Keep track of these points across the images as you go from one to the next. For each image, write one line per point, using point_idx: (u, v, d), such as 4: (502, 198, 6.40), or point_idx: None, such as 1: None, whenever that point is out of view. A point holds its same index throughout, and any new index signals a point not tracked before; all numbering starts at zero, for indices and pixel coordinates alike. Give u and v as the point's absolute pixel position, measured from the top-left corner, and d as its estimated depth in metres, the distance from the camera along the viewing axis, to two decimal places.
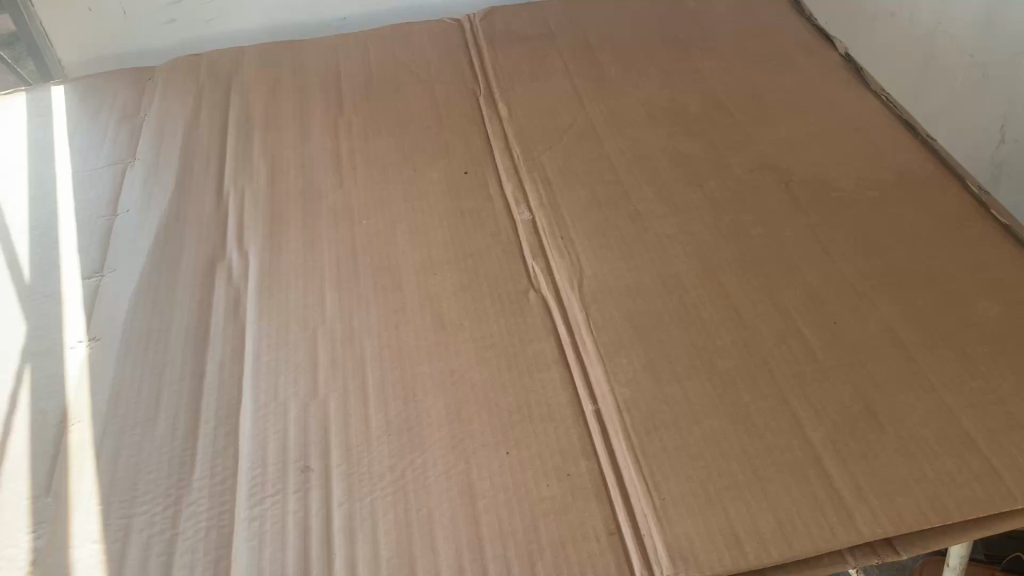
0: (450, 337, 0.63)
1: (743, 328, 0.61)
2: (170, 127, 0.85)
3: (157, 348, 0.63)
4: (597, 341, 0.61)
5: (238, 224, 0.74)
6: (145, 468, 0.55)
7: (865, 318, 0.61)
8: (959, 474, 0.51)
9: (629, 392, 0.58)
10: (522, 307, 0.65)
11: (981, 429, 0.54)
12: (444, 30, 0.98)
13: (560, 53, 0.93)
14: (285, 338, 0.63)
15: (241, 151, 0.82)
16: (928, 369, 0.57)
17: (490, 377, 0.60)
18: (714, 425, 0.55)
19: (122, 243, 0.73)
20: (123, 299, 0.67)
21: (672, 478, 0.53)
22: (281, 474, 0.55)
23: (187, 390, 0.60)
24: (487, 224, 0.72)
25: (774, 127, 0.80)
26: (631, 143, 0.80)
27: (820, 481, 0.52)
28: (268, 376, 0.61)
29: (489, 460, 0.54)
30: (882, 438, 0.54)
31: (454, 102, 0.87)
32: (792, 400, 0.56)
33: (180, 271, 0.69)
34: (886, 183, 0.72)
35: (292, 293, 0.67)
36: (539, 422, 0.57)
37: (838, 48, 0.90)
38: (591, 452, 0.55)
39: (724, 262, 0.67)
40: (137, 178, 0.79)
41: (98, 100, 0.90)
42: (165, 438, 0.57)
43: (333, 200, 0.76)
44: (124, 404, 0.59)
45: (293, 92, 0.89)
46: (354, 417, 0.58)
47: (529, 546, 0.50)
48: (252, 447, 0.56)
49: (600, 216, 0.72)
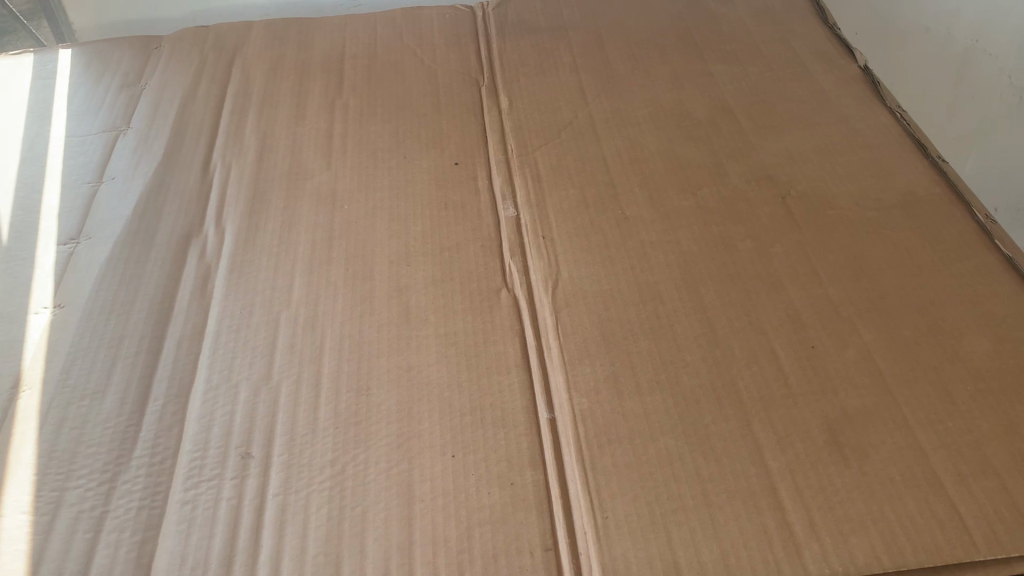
0: (413, 331, 0.61)
1: (716, 345, 0.59)
2: (167, 98, 0.85)
3: (118, 319, 0.62)
4: (563, 347, 0.59)
5: (219, 200, 0.73)
6: (87, 441, 0.54)
7: (845, 344, 0.58)
8: (921, 517, 0.49)
9: (587, 403, 0.56)
10: (492, 306, 0.63)
11: (951, 472, 0.51)
12: (456, 16, 0.96)
13: (569, 47, 0.91)
14: (247, 319, 0.62)
15: (234, 126, 0.81)
16: (904, 404, 0.54)
17: (447, 375, 0.58)
18: (669, 443, 0.53)
19: (102, 211, 0.72)
20: (93, 266, 0.67)
21: (618, 496, 0.51)
22: (220, 460, 0.53)
23: (141, 364, 0.59)
24: (469, 218, 0.71)
25: (779, 138, 0.77)
26: (628, 144, 0.77)
27: (771, 513, 0.49)
28: (225, 357, 0.59)
29: (433, 463, 0.53)
30: (843, 473, 0.51)
31: (455, 90, 0.85)
32: (755, 424, 0.54)
33: (154, 243, 0.69)
34: (888, 204, 0.69)
35: (261, 274, 0.66)
36: (491, 425, 0.55)
37: (858, 58, 0.87)
38: (539, 463, 0.53)
39: (706, 275, 0.64)
40: (127, 147, 0.79)
41: (102, 65, 0.90)
42: (111, 412, 0.56)
43: (318, 183, 0.74)
44: (76, 373, 0.59)
45: (294, 70, 0.88)
46: (304, 406, 0.56)
47: (459, 556, 0.48)
48: (197, 429, 0.55)
49: (586, 217, 0.70)
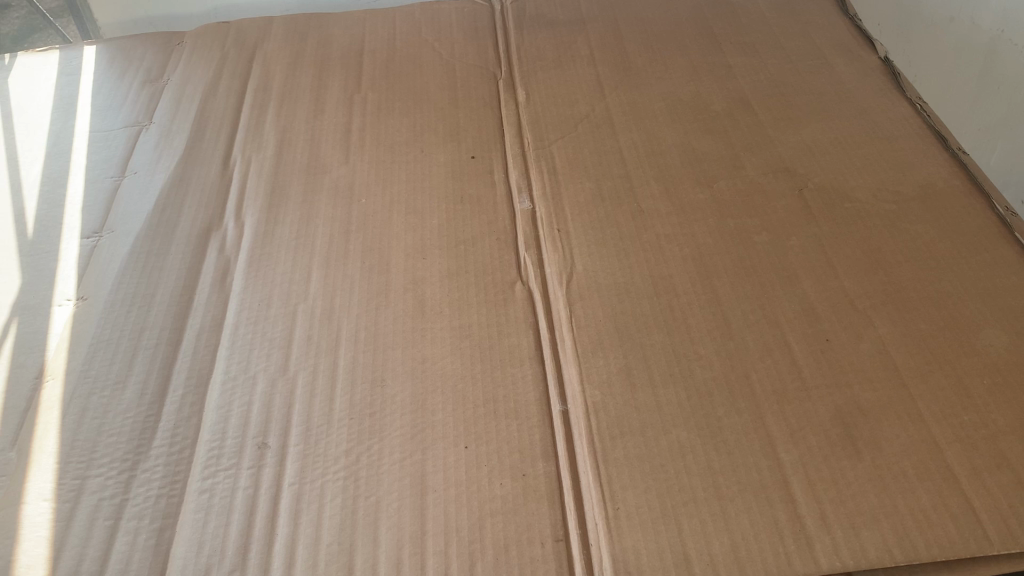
0: (428, 323, 0.62)
1: (729, 338, 0.59)
2: (189, 92, 0.86)
3: (139, 310, 0.63)
4: (577, 340, 0.59)
5: (238, 194, 0.74)
6: (108, 430, 0.56)
7: (860, 336, 0.58)
8: (934, 511, 0.48)
9: (600, 395, 0.56)
10: (507, 298, 0.63)
11: (966, 465, 0.50)
12: (475, 10, 0.96)
13: (587, 40, 0.91)
14: (265, 311, 0.63)
15: (254, 120, 0.82)
16: (919, 398, 0.54)
17: (461, 367, 0.58)
18: (681, 436, 0.53)
19: (124, 204, 0.73)
20: (115, 259, 0.68)
21: (630, 488, 0.51)
22: (237, 449, 0.54)
23: (161, 355, 0.60)
24: (485, 211, 0.71)
25: (797, 130, 0.76)
26: (644, 137, 0.77)
27: (783, 506, 0.49)
28: (243, 349, 0.60)
29: (446, 454, 0.53)
30: (856, 465, 0.51)
31: (472, 84, 0.85)
32: (768, 417, 0.54)
33: (175, 236, 0.70)
34: (906, 196, 0.68)
35: (279, 267, 0.66)
36: (504, 417, 0.55)
37: (878, 50, 0.86)
38: (551, 455, 0.53)
39: (720, 268, 0.64)
40: (150, 141, 0.80)
41: (126, 61, 0.91)
42: (132, 402, 0.57)
43: (336, 176, 0.75)
44: (97, 364, 0.60)
45: (314, 65, 0.89)
46: (319, 398, 0.57)
47: (470, 546, 0.49)
48: (215, 419, 0.56)
49: (601, 210, 0.70)
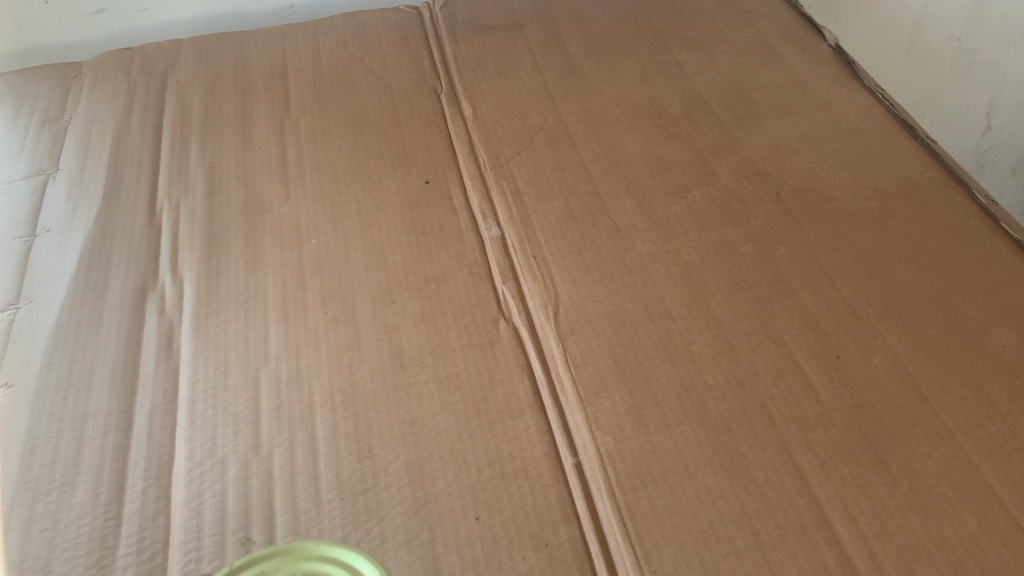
0: (411, 378, 0.56)
1: (737, 363, 0.55)
2: (98, 130, 0.77)
3: (78, 394, 0.56)
4: (577, 381, 0.55)
5: (172, 245, 0.66)
6: (61, 545, 0.48)
7: (871, 349, 0.55)
8: (983, 537, 0.46)
9: (613, 442, 0.52)
10: (492, 340, 0.58)
11: (1005, 482, 0.48)
12: (403, 19, 0.90)
13: (527, 45, 0.86)
14: (224, 381, 0.56)
15: (177, 158, 0.74)
16: (942, 411, 0.52)
17: (456, 426, 0.53)
18: (708, 479, 0.49)
19: (41, 268, 0.65)
20: (39, 335, 0.59)
21: (664, 546, 0.47)
22: (217, 549, 0.48)
23: (112, 445, 0.53)
24: (450, 242, 0.65)
25: (761, 129, 0.74)
26: (606, 147, 0.73)
27: (829, 548, 0.46)
28: (206, 428, 0.53)
29: (457, 529, 0.48)
30: (895, 494, 0.48)
31: (413, 100, 0.80)
32: (794, 448, 0.50)
33: (107, 300, 0.62)
34: (885, 192, 0.66)
35: (231, 328, 0.60)
36: (514, 479, 0.50)
37: (827, 37, 0.84)
38: (572, 516, 0.48)
39: (712, 286, 0.60)
40: (60, 191, 0.71)
41: (18, 100, 0.81)
42: (85, 506, 0.50)
43: (279, 215, 0.68)
44: (38, 465, 0.52)
45: (235, 90, 0.81)
46: (302, 478, 0.51)
47: None
48: (185, 516, 0.49)
49: (575, 232, 0.65)
